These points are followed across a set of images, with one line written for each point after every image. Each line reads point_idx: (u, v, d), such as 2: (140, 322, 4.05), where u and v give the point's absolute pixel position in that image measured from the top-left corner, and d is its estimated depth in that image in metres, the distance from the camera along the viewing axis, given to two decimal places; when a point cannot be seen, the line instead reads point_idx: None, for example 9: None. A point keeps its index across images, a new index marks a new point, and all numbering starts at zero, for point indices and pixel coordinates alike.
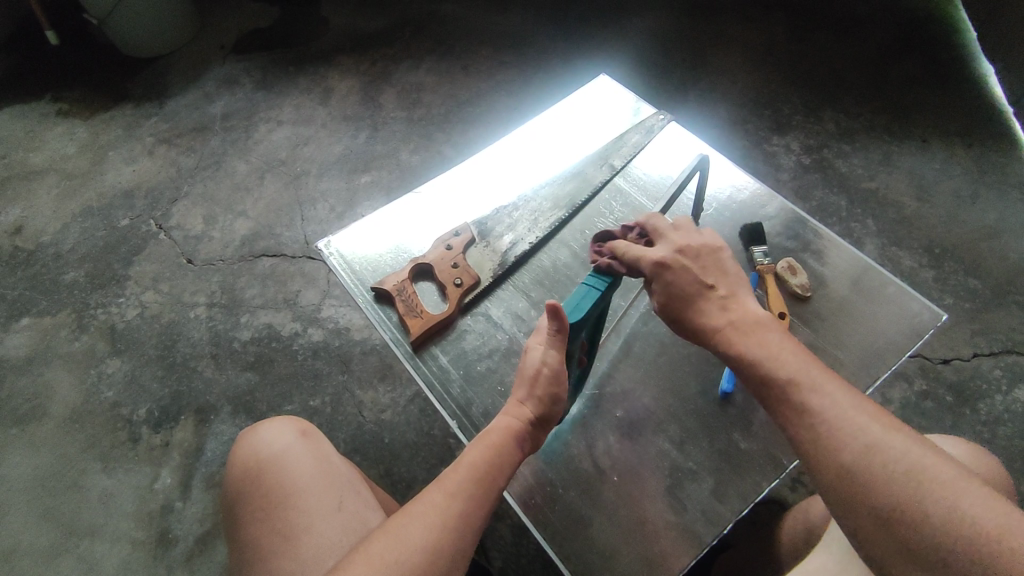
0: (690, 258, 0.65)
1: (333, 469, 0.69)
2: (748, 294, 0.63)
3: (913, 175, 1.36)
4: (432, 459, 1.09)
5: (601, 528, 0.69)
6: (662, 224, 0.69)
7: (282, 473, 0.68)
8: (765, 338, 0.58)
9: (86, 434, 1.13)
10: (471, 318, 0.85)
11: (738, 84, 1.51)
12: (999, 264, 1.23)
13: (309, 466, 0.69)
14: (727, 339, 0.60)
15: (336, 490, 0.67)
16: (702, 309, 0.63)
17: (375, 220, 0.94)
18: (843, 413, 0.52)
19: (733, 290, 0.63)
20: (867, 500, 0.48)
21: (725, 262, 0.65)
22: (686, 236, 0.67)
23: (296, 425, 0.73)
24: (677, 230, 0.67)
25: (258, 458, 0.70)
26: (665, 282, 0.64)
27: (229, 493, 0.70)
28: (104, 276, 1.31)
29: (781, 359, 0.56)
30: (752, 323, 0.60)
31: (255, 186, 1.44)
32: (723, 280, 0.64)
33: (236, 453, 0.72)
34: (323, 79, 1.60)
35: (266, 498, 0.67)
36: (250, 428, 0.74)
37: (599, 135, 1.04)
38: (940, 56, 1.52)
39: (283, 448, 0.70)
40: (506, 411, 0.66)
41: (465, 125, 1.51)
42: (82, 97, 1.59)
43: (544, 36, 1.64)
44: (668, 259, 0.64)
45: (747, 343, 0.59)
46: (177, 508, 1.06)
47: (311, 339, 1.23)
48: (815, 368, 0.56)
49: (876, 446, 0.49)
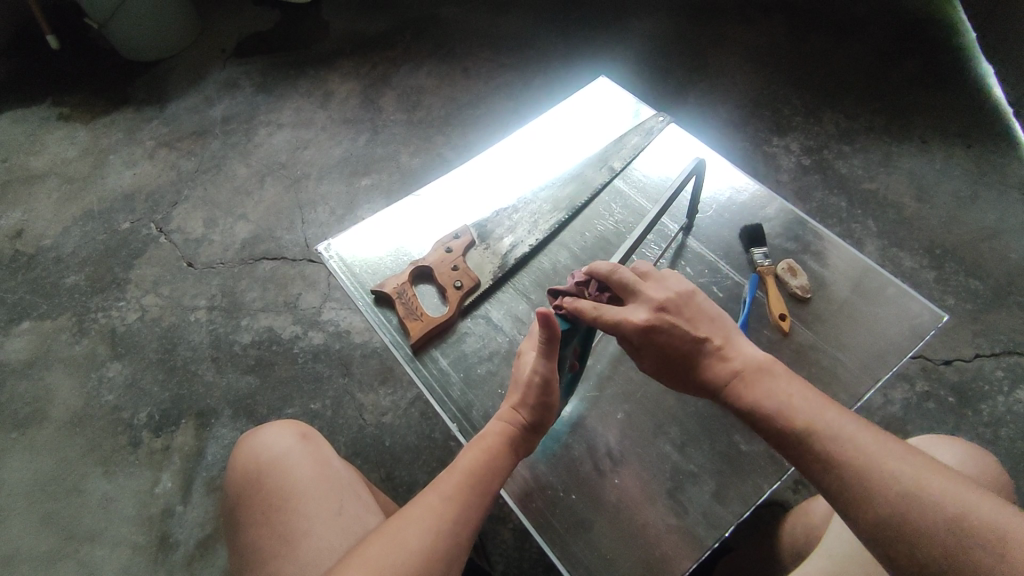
0: (672, 313, 0.63)
1: (332, 473, 0.69)
2: (740, 337, 0.64)
3: (914, 176, 1.35)
4: (433, 462, 1.09)
5: (602, 531, 0.69)
6: (629, 277, 0.66)
7: (282, 477, 0.68)
8: (772, 386, 0.59)
9: (87, 438, 1.13)
10: (471, 320, 0.85)
11: (738, 86, 1.51)
12: (1000, 265, 1.23)
13: (308, 469, 0.69)
14: (736, 388, 0.60)
15: (336, 494, 0.67)
16: (702, 363, 0.63)
17: (374, 224, 0.94)
18: (870, 457, 0.52)
19: (723, 335, 0.64)
20: (901, 535, 0.48)
21: (704, 306, 0.65)
22: (660, 289, 0.65)
23: (297, 428, 0.73)
24: (648, 284, 0.65)
25: (258, 461, 0.69)
26: (658, 342, 0.63)
27: (229, 496, 0.70)
28: (104, 280, 1.32)
29: (792, 401, 0.57)
30: (756, 369, 0.60)
31: (255, 190, 1.44)
32: (713, 328, 0.64)
33: (236, 456, 0.72)
34: (324, 82, 1.60)
35: (265, 501, 0.67)
36: (250, 431, 0.74)
37: (599, 136, 1.04)
38: (940, 56, 1.52)
39: (283, 451, 0.70)
40: (500, 416, 0.66)
41: (465, 128, 1.51)
42: (82, 101, 1.59)
43: (544, 38, 1.64)
44: (653, 321, 0.62)
45: (756, 391, 0.59)
46: (178, 511, 1.06)
47: (311, 342, 1.23)
48: (832, 412, 0.56)
49: (908, 488, 0.49)
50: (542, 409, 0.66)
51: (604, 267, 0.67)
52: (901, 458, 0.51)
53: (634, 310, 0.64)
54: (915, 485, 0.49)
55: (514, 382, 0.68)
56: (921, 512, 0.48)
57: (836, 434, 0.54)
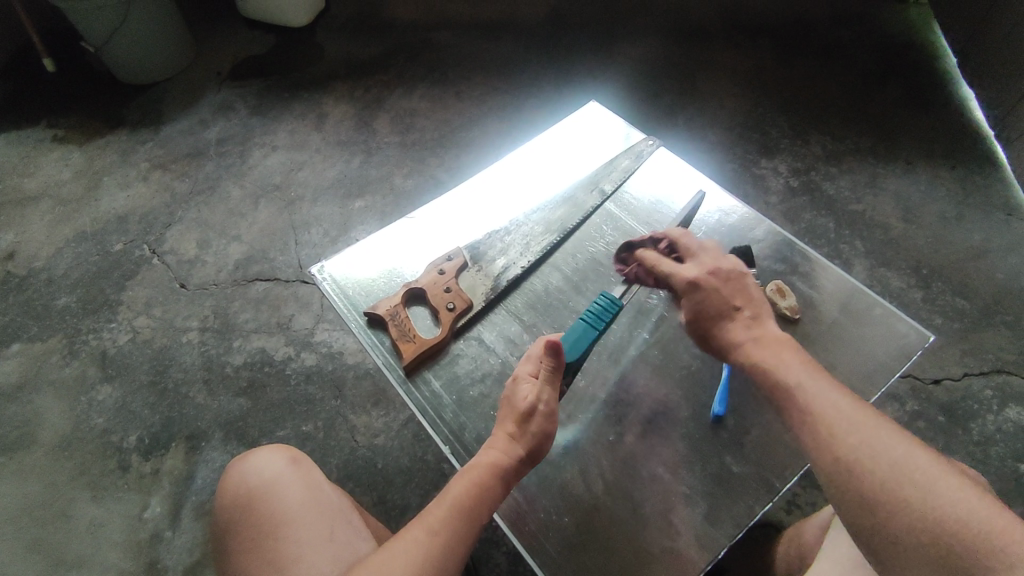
0: (718, 279, 0.69)
1: (323, 499, 0.69)
2: (769, 314, 0.68)
3: (900, 197, 1.38)
4: (426, 485, 1.08)
5: (594, 554, 0.69)
6: (694, 245, 0.74)
7: (272, 502, 0.67)
8: (776, 354, 0.63)
9: (76, 462, 1.12)
10: (463, 342, 0.85)
11: (726, 109, 1.54)
12: (986, 285, 1.25)
13: (299, 495, 0.68)
14: (746, 351, 0.65)
15: (327, 519, 0.67)
16: (729, 327, 0.67)
17: (368, 245, 0.95)
18: (841, 416, 0.56)
19: (757, 312, 0.68)
20: (846, 477, 0.53)
21: (750, 286, 0.69)
22: (715, 258, 0.72)
23: (287, 452, 0.73)
24: (707, 252, 0.73)
25: (248, 487, 0.69)
26: (693, 297, 0.69)
27: (217, 523, 0.70)
28: (96, 301, 1.31)
29: (791, 370, 0.61)
30: (771, 340, 0.65)
31: (249, 211, 1.45)
32: (748, 303, 0.68)
33: (225, 480, 0.71)
34: (318, 105, 1.62)
35: (256, 529, 0.66)
36: (238, 456, 0.73)
37: (590, 159, 1.05)
38: (923, 80, 1.55)
39: (273, 476, 0.69)
40: (493, 445, 0.65)
41: (458, 150, 1.52)
42: (77, 123, 1.60)
43: (536, 63, 1.66)
44: (700, 277, 0.70)
45: (765, 353, 0.64)
46: (166, 537, 1.05)
47: (303, 363, 1.22)
48: (820, 378, 0.60)
49: (868, 445, 0.53)
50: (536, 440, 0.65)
51: (678, 232, 0.76)
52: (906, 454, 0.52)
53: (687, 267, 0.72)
54: (913, 480, 0.50)
55: (508, 403, 0.67)
56: (872, 467, 0.52)
57: (842, 421, 0.55)
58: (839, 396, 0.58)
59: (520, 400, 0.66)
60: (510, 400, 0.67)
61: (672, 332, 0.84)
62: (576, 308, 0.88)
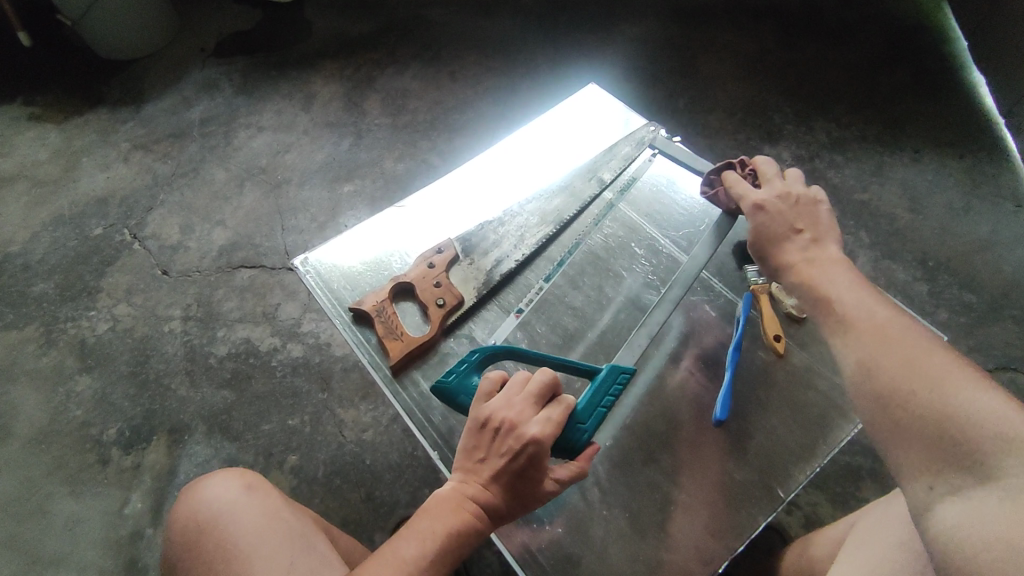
0: (785, 204, 0.67)
1: (283, 526, 0.64)
2: (835, 239, 0.64)
3: (907, 186, 1.34)
4: (417, 481, 1.05)
5: (590, 566, 0.66)
6: (769, 170, 0.71)
7: (223, 534, 0.63)
8: (829, 272, 0.60)
9: (54, 455, 1.08)
10: (453, 340, 0.81)
11: (729, 93, 1.49)
12: (993, 278, 1.22)
13: (252, 521, 0.64)
14: (795, 268, 0.62)
15: (287, 548, 0.62)
16: (783, 247, 0.64)
17: (355, 234, 0.90)
18: (867, 303, 0.56)
19: (819, 235, 0.64)
20: (857, 335, 0.54)
21: (820, 213, 0.66)
22: (790, 185, 0.69)
23: (239, 478, 0.69)
24: (784, 179, 0.70)
25: (198, 519, 0.64)
26: (755, 220, 0.68)
27: (169, 564, 0.65)
28: (74, 288, 1.26)
29: (848, 299, 0.57)
30: (829, 260, 0.61)
31: (234, 195, 1.39)
32: (811, 226, 0.65)
33: (174, 514, 0.67)
34: (306, 84, 1.56)
35: (208, 564, 0.61)
36: (187, 488, 0.69)
37: (587, 147, 1.00)
38: (933, 64, 1.49)
39: (224, 505, 0.65)
40: (482, 495, 0.56)
41: (451, 132, 1.47)
42: (54, 101, 1.54)
43: (531, 42, 1.60)
44: (768, 201, 0.68)
45: (813, 272, 0.61)
46: (148, 534, 1.02)
47: (290, 354, 1.18)
48: (856, 286, 0.58)
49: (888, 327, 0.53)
50: (518, 518, 0.59)
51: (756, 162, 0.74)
52: (957, 373, 0.48)
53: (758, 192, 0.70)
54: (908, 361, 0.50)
55: (518, 476, 0.56)
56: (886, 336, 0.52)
57: (862, 313, 0.55)
58: (871, 301, 0.56)
59: (536, 488, 0.57)
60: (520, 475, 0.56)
61: (673, 333, 0.81)
62: (572, 304, 0.84)
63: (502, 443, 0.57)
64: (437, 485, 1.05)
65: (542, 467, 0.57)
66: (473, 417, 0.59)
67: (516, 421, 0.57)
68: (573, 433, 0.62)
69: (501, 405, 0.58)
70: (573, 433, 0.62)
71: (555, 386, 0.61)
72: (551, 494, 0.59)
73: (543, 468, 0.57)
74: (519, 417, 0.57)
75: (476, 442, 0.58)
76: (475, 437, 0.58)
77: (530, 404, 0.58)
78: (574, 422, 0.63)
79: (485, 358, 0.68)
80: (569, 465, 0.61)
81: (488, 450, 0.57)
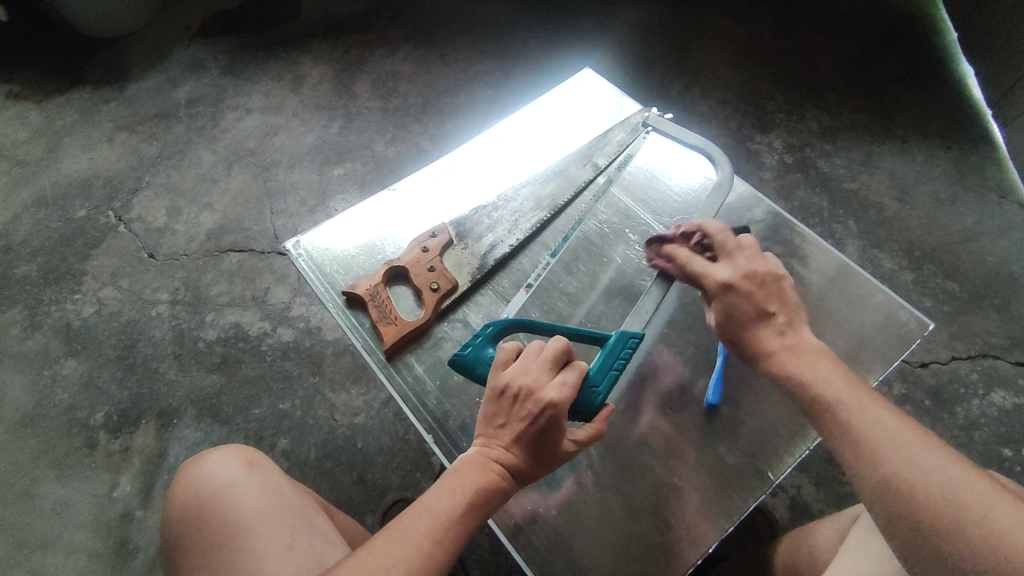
0: (753, 283, 0.63)
1: (283, 504, 0.64)
2: (804, 322, 0.62)
3: (895, 176, 1.35)
4: (408, 465, 1.05)
5: (583, 548, 0.67)
6: (731, 240, 0.67)
7: (224, 512, 0.63)
8: (810, 359, 0.58)
9: (40, 440, 1.07)
10: (448, 324, 0.82)
11: (721, 80, 1.49)
12: (977, 268, 1.24)
13: (254, 501, 0.63)
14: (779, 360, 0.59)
15: (288, 527, 0.62)
16: (758, 334, 0.62)
17: (348, 217, 0.90)
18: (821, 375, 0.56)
19: (790, 317, 0.62)
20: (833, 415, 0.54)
21: (787, 290, 0.63)
22: (753, 258, 0.65)
23: (242, 455, 0.68)
24: (745, 250, 0.66)
25: (199, 496, 0.64)
26: (722, 304, 0.64)
27: (168, 539, 0.65)
28: (58, 271, 1.24)
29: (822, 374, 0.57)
30: (803, 348, 0.59)
31: (222, 177, 1.37)
32: (783, 309, 0.62)
33: (175, 490, 0.67)
34: (295, 66, 1.53)
35: (208, 541, 0.61)
36: (188, 463, 0.69)
37: (581, 132, 0.99)
38: (922, 54, 1.50)
39: (225, 483, 0.65)
40: (505, 458, 0.57)
41: (442, 117, 1.46)
42: (34, 80, 1.50)
43: (523, 26, 1.59)
44: (733, 280, 0.64)
45: (793, 364, 0.58)
46: (137, 517, 1.01)
47: (280, 339, 1.17)
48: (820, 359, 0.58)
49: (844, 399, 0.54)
50: (537, 479, 0.61)
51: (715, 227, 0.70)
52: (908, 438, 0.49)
53: (720, 268, 0.66)
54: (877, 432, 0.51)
55: (540, 436, 0.57)
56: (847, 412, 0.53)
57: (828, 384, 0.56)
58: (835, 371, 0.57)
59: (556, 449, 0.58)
60: (540, 438, 0.57)
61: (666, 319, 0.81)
62: (566, 289, 0.84)
63: (521, 409, 0.57)
64: (429, 469, 1.05)
65: (561, 430, 0.58)
66: (491, 386, 0.59)
67: (533, 387, 0.58)
68: (588, 396, 0.63)
69: (517, 372, 0.59)
70: (587, 395, 0.63)
71: (569, 353, 0.62)
72: (569, 455, 0.61)
73: (562, 431, 0.58)
74: (536, 383, 0.58)
75: (496, 408, 0.59)
76: (495, 401, 0.59)
77: (547, 369, 0.60)
78: (589, 384, 0.64)
79: (500, 331, 0.69)
80: (586, 425, 0.62)
81: (508, 416, 0.58)
